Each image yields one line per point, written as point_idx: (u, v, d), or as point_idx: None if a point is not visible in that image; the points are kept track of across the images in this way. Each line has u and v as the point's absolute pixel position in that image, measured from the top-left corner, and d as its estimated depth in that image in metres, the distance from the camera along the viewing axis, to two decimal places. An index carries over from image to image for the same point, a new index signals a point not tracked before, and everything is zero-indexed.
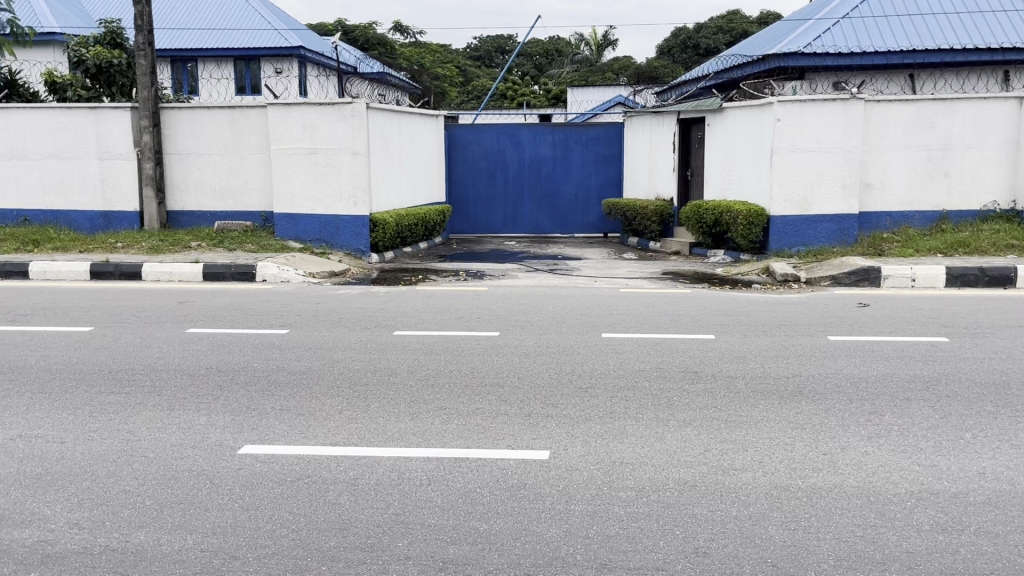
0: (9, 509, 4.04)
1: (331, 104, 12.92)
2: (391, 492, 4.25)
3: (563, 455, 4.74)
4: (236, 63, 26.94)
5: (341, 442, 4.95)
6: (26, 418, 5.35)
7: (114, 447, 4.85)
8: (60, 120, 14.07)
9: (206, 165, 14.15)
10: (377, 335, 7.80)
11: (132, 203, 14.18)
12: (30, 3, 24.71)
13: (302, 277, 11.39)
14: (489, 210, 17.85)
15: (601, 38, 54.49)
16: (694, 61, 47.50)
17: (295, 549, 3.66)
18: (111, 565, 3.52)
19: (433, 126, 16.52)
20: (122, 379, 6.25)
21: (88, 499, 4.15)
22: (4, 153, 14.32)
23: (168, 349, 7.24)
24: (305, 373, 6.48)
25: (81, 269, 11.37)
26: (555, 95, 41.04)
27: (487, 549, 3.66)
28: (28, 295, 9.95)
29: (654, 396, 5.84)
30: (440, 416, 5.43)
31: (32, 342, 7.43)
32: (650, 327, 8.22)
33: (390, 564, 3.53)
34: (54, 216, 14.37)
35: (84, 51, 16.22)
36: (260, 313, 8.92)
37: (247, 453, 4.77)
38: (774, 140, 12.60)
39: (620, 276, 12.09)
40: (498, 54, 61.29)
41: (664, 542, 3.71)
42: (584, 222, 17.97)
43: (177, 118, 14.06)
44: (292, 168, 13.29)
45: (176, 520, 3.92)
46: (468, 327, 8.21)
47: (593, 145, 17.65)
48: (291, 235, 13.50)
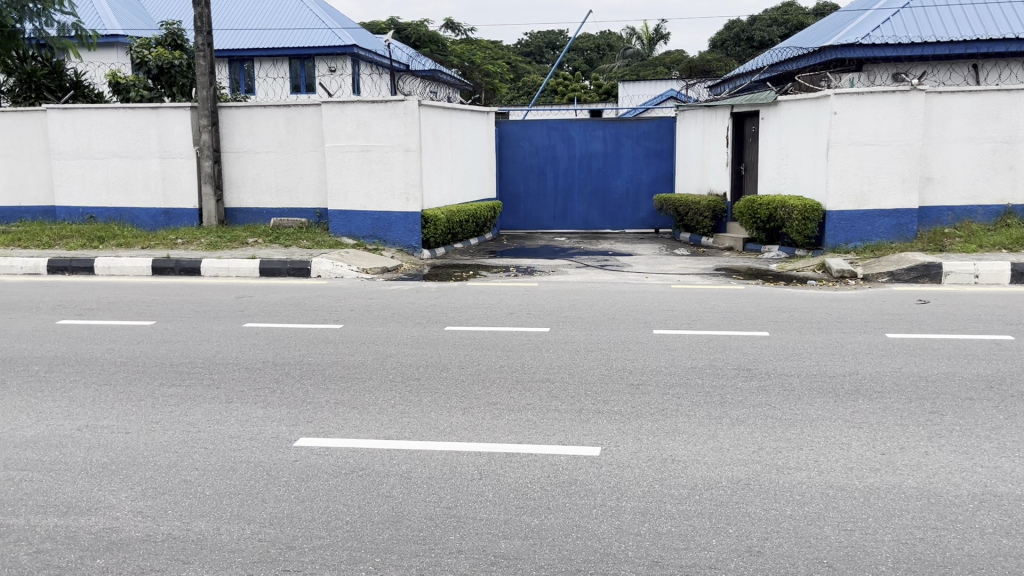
0: (76, 496, 4.18)
1: (383, 101, 13.05)
2: (443, 486, 4.29)
3: (614, 451, 4.73)
4: (291, 62, 27.42)
5: (395, 436, 5.01)
6: (93, 409, 5.53)
7: (176, 438, 4.99)
8: (123, 120, 14.48)
9: (263, 162, 14.41)
10: (428, 331, 7.88)
11: (191, 199, 14.51)
12: (95, 7, 25.52)
13: (356, 273, 11.53)
14: (540, 205, 17.84)
15: (652, 32, 54.09)
16: (747, 54, 46.85)
17: (350, 541, 3.72)
18: (174, 553, 3.62)
19: (484, 122, 16.57)
20: (183, 372, 6.43)
21: (151, 488, 4.28)
22: (71, 152, 14.80)
23: (227, 343, 7.42)
24: (360, 368, 6.57)
25: (143, 264, 11.70)
26: (605, 90, 40.80)
27: (539, 544, 3.68)
28: (95, 290, 10.29)
29: (707, 393, 5.80)
30: (492, 411, 5.46)
31: (97, 335, 7.67)
32: (703, 323, 8.14)
33: (442, 558, 3.57)
34: (118, 213, 14.80)
35: (146, 53, 16.67)
36: (315, 308, 9.07)
37: (303, 446, 4.86)
38: (831, 134, 12.35)
39: (671, 272, 12.00)
40: (550, 49, 61.30)
41: (717, 540, 3.68)
42: (635, 217, 17.84)
43: (235, 116, 14.35)
44: (345, 165, 13.46)
45: (234, 510, 4.01)
46: (518, 323, 8.24)
47: (645, 140, 17.51)
48: (344, 231, 13.67)
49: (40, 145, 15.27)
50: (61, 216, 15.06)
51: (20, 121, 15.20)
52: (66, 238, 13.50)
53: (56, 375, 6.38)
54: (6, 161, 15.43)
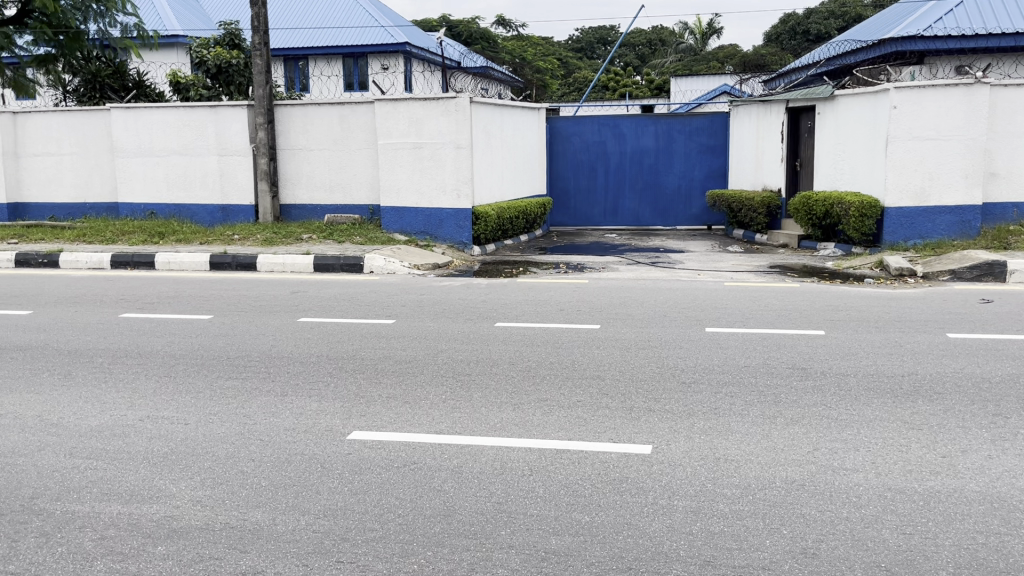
0: (138, 485, 4.31)
1: (435, 98, 13.13)
2: (493, 481, 4.31)
3: (666, 450, 4.70)
4: (344, 61, 27.76)
5: (446, 430, 5.05)
6: (154, 400, 5.68)
7: (233, 429, 5.10)
8: (183, 118, 14.82)
9: (317, 159, 14.62)
10: (479, 327, 7.90)
11: (247, 196, 14.80)
12: (156, 8, 26.20)
13: (407, 268, 11.63)
14: (590, 202, 17.76)
15: (705, 26, 53.45)
16: (803, 47, 46.05)
17: (402, 534, 3.76)
18: (232, 542, 3.70)
19: (535, 118, 16.56)
20: (240, 365, 6.57)
21: (210, 478, 4.38)
22: (133, 150, 15.21)
23: (281, 336, 7.56)
24: (412, 362, 6.64)
25: (201, 260, 11.96)
26: (657, 85, 40.37)
27: (590, 541, 3.67)
28: (155, 284, 10.58)
29: (760, 392, 5.71)
30: (542, 407, 5.47)
31: (158, 329, 7.88)
32: (757, 321, 8.04)
33: (494, 552, 3.58)
34: (177, 209, 15.16)
35: (205, 52, 17.07)
36: (368, 303, 9.18)
37: (356, 439, 4.93)
38: (890, 128, 12.07)
39: (725, 269, 11.86)
40: (601, 45, 60.96)
41: (771, 541, 3.64)
42: (687, 214, 17.66)
43: (291, 114, 14.58)
44: (397, 162, 13.58)
45: (289, 501, 4.09)
46: (569, 319, 8.22)
47: (697, 136, 17.33)
48: (397, 228, 13.80)
49: (104, 144, 15.73)
50: (124, 212, 15.50)
51: (86, 121, 15.69)
52: (128, 234, 13.87)
53: (119, 366, 6.57)
54: (72, 160, 15.93)
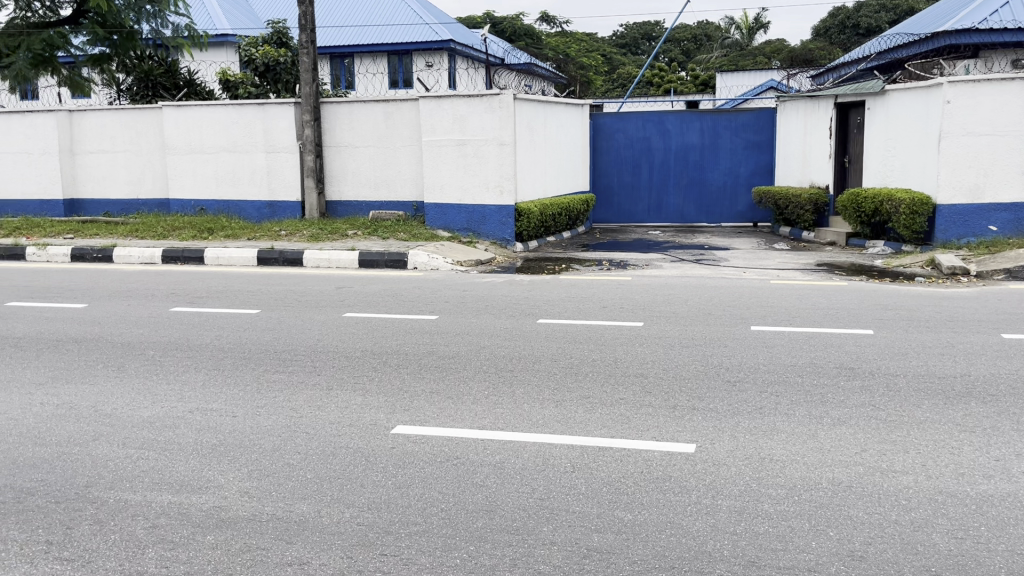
0: (188, 475, 4.40)
1: (479, 95, 13.17)
2: (536, 477, 4.32)
3: (710, 450, 4.65)
4: (389, 58, 27.97)
5: (489, 426, 5.07)
6: (203, 393, 5.80)
7: (280, 422, 5.18)
8: (231, 116, 15.07)
9: (362, 156, 14.76)
10: (522, 323, 7.92)
11: (294, 192, 15.00)
12: (207, 8, 26.71)
13: (450, 265, 11.69)
14: (634, 199, 17.66)
15: (752, 21, 52.83)
16: (853, 41, 45.28)
17: (445, 528, 3.79)
18: (278, 533, 3.76)
19: (578, 115, 16.52)
20: (286, 359, 6.68)
21: (257, 470, 4.46)
22: (184, 147, 15.50)
23: (327, 331, 7.66)
24: (455, 358, 6.67)
25: (249, 255, 12.16)
26: (703, 81, 40.02)
27: (632, 539, 3.66)
28: (204, 279, 10.79)
29: (807, 392, 5.63)
30: (584, 404, 5.46)
31: (207, 322, 8.04)
32: (805, 320, 7.92)
33: (535, 548, 3.59)
34: (226, 205, 15.43)
35: (253, 51, 17.36)
36: (412, 299, 9.24)
37: (401, 433, 4.97)
38: (943, 124, 11.82)
39: (770, 267, 11.71)
40: (646, 40, 60.57)
41: (816, 543, 3.59)
42: (732, 211, 17.46)
43: (337, 112, 14.74)
44: (441, 159, 13.66)
45: (334, 494, 4.14)
46: (612, 317, 8.19)
47: (743, 132, 17.13)
48: (440, 225, 13.87)
49: (156, 141, 16.05)
50: (174, 208, 15.82)
51: (139, 119, 16.04)
52: (179, 229, 14.15)
53: (170, 359, 6.72)
54: (125, 157, 16.29)
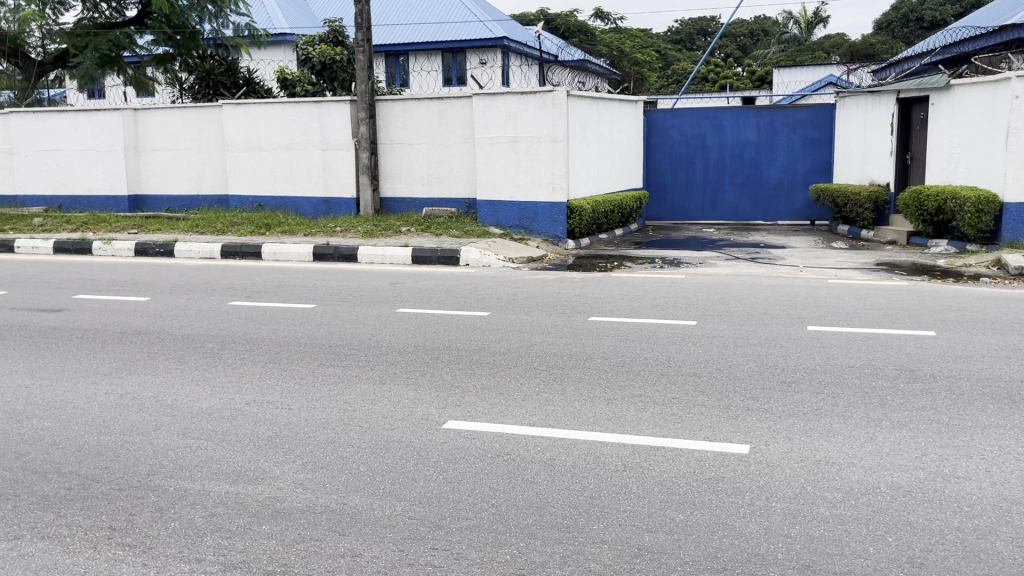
0: (245, 466, 4.49)
1: (532, 92, 13.19)
2: (587, 475, 4.30)
3: (764, 450, 4.59)
4: (443, 56, 28.18)
5: (539, 423, 5.07)
6: (260, 385, 5.92)
7: (334, 415, 5.26)
8: (289, 114, 15.33)
9: (416, 153, 14.88)
10: (573, 321, 7.89)
11: (350, 190, 15.20)
12: (267, 8, 27.21)
13: (502, 261, 11.72)
14: (688, 196, 17.46)
15: (811, 16, 51.75)
16: (916, 34, 44.07)
17: (495, 524, 3.80)
18: (332, 525, 3.82)
19: (632, 111, 16.41)
20: (341, 353, 6.77)
21: (312, 462, 4.53)
22: (243, 145, 15.82)
23: (381, 326, 7.75)
24: (506, 354, 6.69)
25: (305, 251, 12.35)
26: (759, 77, 39.37)
27: (684, 539, 3.63)
28: (261, 274, 11.00)
29: (864, 394, 5.51)
30: (636, 403, 5.42)
31: (265, 316, 8.20)
32: (863, 320, 7.73)
33: (585, 546, 3.58)
34: (283, 202, 15.71)
35: (311, 49, 17.71)
36: (464, 295, 9.28)
37: (452, 428, 5.00)
38: (1010, 119, 11.48)
39: (828, 266, 11.47)
40: (701, 36, 59.86)
41: (874, 548, 3.51)
42: (789, 209, 17.15)
43: (391, 109, 14.88)
44: (494, 156, 13.69)
45: (386, 487, 4.19)
46: (665, 315, 8.12)
47: (801, 128, 16.80)
48: (493, 221, 13.91)
49: (216, 139, 16.40)
50: (233, 204, 16.14)
51: (200, 117, 16.40)
52: (237, 225, 14.44)
53: (228, 352, 6.86)
54: (187, 154, 16.69)
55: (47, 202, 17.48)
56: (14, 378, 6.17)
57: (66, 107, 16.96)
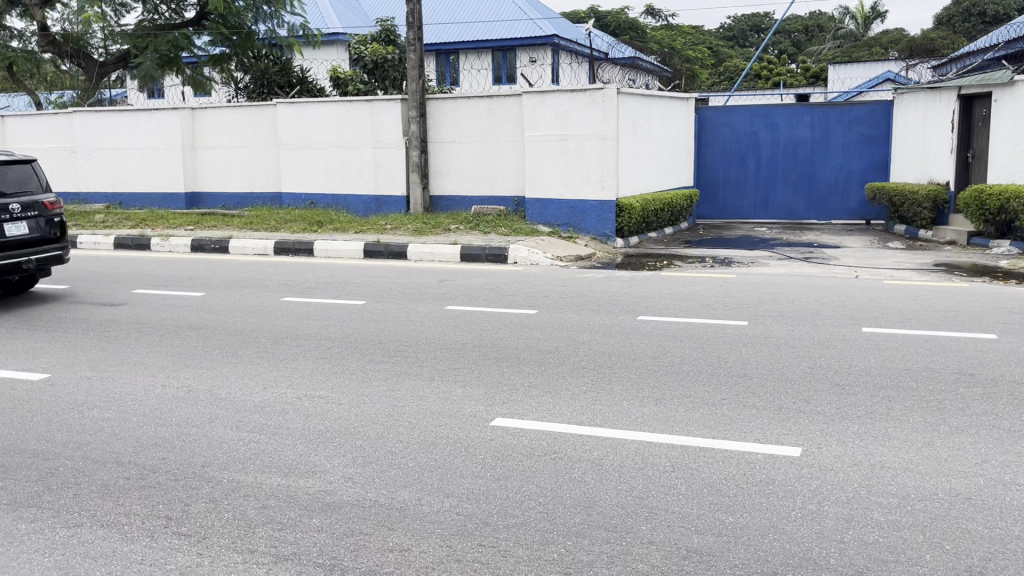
0: (296, 459, 4.56)
1: (582, 90, 13.14)
2: (635, 475, 4.27)
3: (817, 454, 4.50)
4: (494, 54, 28.27)
5: (586, 422, 5.05)
6: (311, 379, 6.01)
7: (383, 410, 5.32)
8: (341, 112, 15.53)
9: (466, 151, 14.94)
10: (621, 320, 7.84)
11: (400, 187, 15.33)
12: (320, 8, 27.57)
13: (550, 260, 11.69)
14: (739, 194, 17.22)
15: (869, 10, 50.57)
16: (978, 29, 42.86)
17: (542, 522, 3.80)
18: (380, 519, 3.86)
19: (683, 108, 16.26)
20: (391, 349, 6.82)
21: (361, 457, 4.58)
22: (296, 143, 16.04)
23: (430, 322, 7.80)
24: (554, 353, 6.68)
25: (356, 248, 12.48)
26: (814, 73, 38.67)
27: (734, 542, 3.58)
28: (313, 270, 11.16)
29: (922, 398, 5.37)
30: (685, 403, 5.37)
31: (316, 312, 8.32)
32: (920, 323, 7.54)
33: (634, 547, 3.56)
34: (335, 200, 15.90)
35: (363, 49, 17.99)
36: (512, 293, 9.29)
37: (499, 425, 5.02)
38: None
39: (884, 266, 11.21)
40: (754, 32, 59.00)
41: (931, 555, 3.42)
42: (843, 208, 16.81)
43: (441, 107, 14.96)
44: (543, 153, 13.67)
45: (434, 483, 4.22)
46: (715, 315, 8.02)
47: (856, 125, 16.44)
48: (541, 220, 13.89)
49: (270, 137, 16.66)
50: (287, 202, 16.38)
51: (254, 115, 16.69)
52: (290, 222, 14.66)
53: (280, 347, 6.97)
54: (242, 152, 16.98)
55: (108, 198, 17.96)
56: (77, 370, 6.36)
57: (126, 107, 17.44)
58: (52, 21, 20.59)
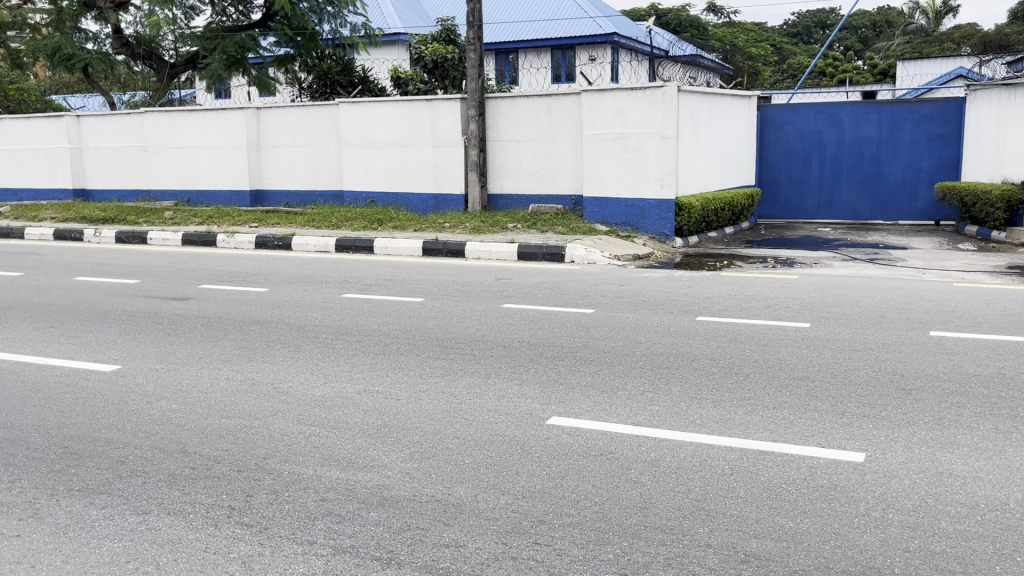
0: (355, 453, 4.63)
1: (642, 88, 13.04)
2: (692, 477, 4.23)
3: (882, 460, 4.39)
4: (553, 53, 28.26)
5: (643, 423, 5.02)
6: (371, 375, 6.10)
7: (441, 407, 5.36)
8: (402, 111, 15.70)
9: (524, 150, 14.96)
10: (679, 320, 7.75)
11: (459, 186, 15.42)
12: (382, 8, 27.89)
13: (608, 259, 11.63)
14: (802, 194, 16.90)
15: (940, 5, 49.04)
16: None
17: (598, 522, 3.78)
18: (437, 514, 3.89)
19: (745, 106, 16.03)
20: (448, 346, 6.87)
21: (418, 452, 4.63)
22: (357, 142, 16.27)
23: (487, 321, 7.83)
24: (611, 353, 6.64)
25: (415, 245, 12.59)
26: (882, 70, 37.69)
27: (793, 547, 3.52)
28: (372, 268, 11.29)
29: (993, 405, 5.20)
30: (744, 406, 5.29)
31: (376, 308, 8.44)
32: (992, 327, 7.28)
33: (690, 549, 3.52)
34: (394, 198, 16.09)
35: (424, 49, 18.18)
36: (570, 293, 9.26)
37: (556, 424, 5.02)
38: None
39: (954, 268, 10.87)
40: (819, 29, 57.80)
41: (1001, 567, 3.32)
42: (911, 208, 16.33)
43: (500, 106, 15.01)
44: (602, 153, 13.61)
45: (490, 480, 4.24)
46: (775, 316, 7.88)
47: (926, 123, 15.95)
48: (599, 219, 13.83)
49: (332, 137, 16.91)
50: (348, 200, 16.63)
51: (317, 114, 16.95)
52: (350, 220, 14.87)
53: (341, 342, 7.09)
54: (305, 151, 17.28)
55: (177, 195, 18.50)
56: (146, 362, 6.56)
57: (194, 107, 17.92)
58: (125, 24, 21.25)
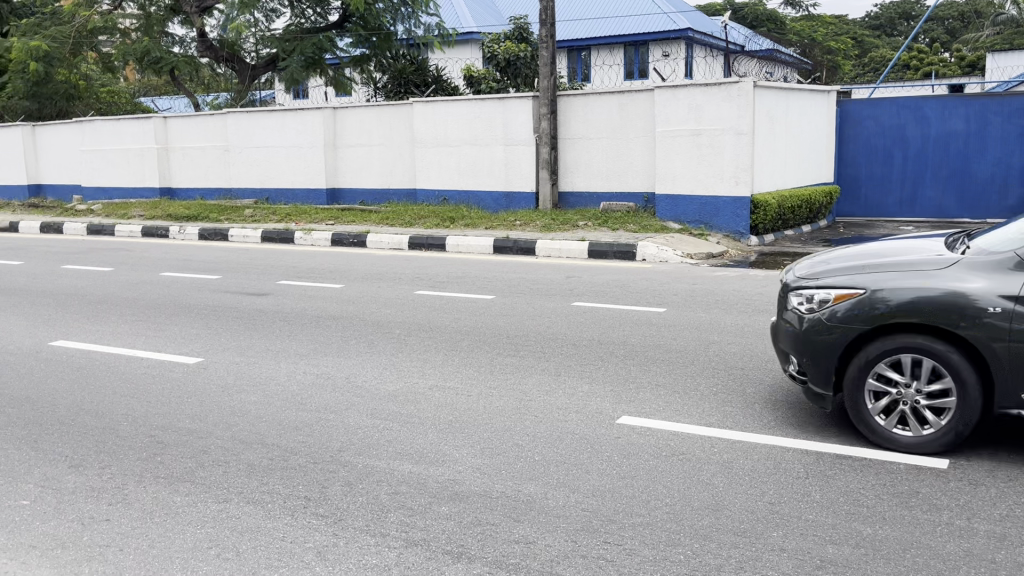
0: (426, 447, 4.70)
1: (717, 84, 12.84)
2: (767, 480, 4.16)
3: (967, 468, 4.23)
4: (626, 50, 28.09)
5: (716, 424, 4.95)
6: (442, 370, 6.18)
7: (511, 404, 5.39)
8: (474, 110, 15.81)
9: (596, 147, 14.89)
10: (753, 320, 7.62)
11: (530, 183, 15.44)
12: (455, 8, 28.16)
13: (680, 257, 11.49)
14: (884, 191, 16.38)
15: None
16: None
17: (669, 523, 3.75)
18: (507, 510, 3.91)
19: (823, 102, 15.64)
20: (518, 344, 6.91)
21: (488, 448, 4.67)
22: (431, 140, 16.45)
23: (557, 318, 7.84)
24: (682, 353, 6.55)
25: (486, 243, 12.64)
26: (970, 62, 36.37)
27: (873, 555, 3.42)
28: (444, 264, 11.41)
29: None
30: (822, 409, 5.16)
31: (448, 305, 8.55)
32: None
33: (763, 553, 3.47)
34: (466, 196, 16.23)
35: (496, 47, 18.26)
36: (640, 291, 9.19)
37: (625, 423, 4.99)
38: None
39: None
40: (903, 20, 56.05)
41: None
42: (1001, 206, 15.67)
43: (572, 104, 14.98)
44: (675, 149, 13.44)
45: (560, 478, 4.25)
46: None
47: (1018, 118, 15.28)
48: (671, 216, 13.67)
49: (406, 136, 17.13)
50: (421, 198, 16.84)
51: (391, 114, 17.20)
52: (423, 218, 15.03)
53: (413, 338, 7.19)
54: (379, 150, 17.54)
55: (256, 194, 19.02)
56: (226, 355, 6.78)
57: (274, 108, 18.39)
58: (209, 27, 22.02)
